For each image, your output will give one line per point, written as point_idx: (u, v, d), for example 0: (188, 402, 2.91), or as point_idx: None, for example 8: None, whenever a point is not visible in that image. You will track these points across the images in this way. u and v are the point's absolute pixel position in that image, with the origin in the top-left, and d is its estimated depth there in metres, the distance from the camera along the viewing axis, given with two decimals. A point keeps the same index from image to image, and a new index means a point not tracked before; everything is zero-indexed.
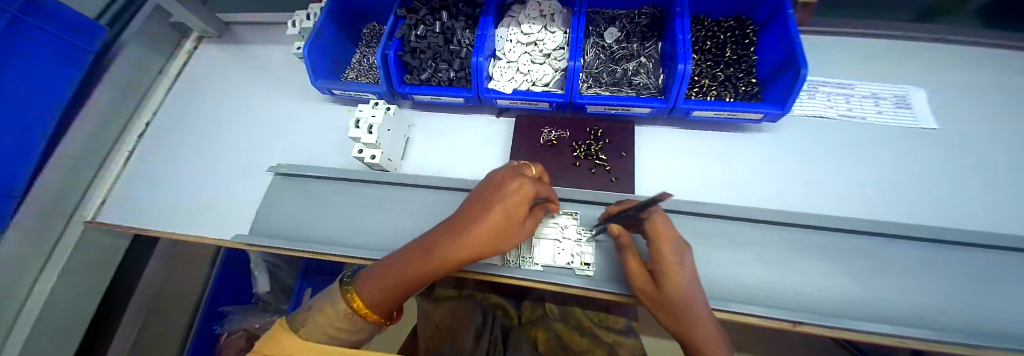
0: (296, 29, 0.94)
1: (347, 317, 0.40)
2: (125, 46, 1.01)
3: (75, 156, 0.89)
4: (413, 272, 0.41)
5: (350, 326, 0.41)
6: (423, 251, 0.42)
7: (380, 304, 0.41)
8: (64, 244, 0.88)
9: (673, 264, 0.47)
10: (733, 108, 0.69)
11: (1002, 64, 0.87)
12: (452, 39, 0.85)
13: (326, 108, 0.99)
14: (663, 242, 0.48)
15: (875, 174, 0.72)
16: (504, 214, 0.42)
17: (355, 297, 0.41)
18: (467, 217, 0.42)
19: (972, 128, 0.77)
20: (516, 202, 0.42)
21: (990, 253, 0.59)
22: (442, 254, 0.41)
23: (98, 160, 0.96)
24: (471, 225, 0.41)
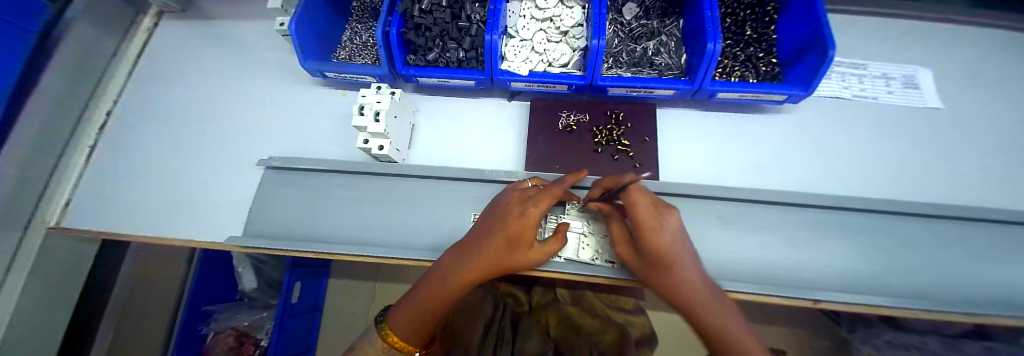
0: (277, 1, 0.83)
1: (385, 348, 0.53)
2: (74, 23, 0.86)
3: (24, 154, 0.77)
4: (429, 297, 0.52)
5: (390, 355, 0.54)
6: (437, 279, 0.53)
7: (405, 330, 0.52)
8: (25, 256, 0.78)
9: (654, 232, 0.43)
10: (758, 89, 0.68)
11: (995, 43, 0.90)
12: (459, 14, 0.78)
13: (318, 93, 0.90)
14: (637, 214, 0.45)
15: (888, 153, 0.74)
16: (495, 242, 0.49)
17: (389, 333, 0.53)
18: (478, 243, 0.51)
19: (972, 107, 0.80)
20: (518, 228, 0.48)
21: (995, 227, 0.62)
22: (449, 281, 0.51)
23: (53, 158, 0.84)
24: (467, 258, 0.51)
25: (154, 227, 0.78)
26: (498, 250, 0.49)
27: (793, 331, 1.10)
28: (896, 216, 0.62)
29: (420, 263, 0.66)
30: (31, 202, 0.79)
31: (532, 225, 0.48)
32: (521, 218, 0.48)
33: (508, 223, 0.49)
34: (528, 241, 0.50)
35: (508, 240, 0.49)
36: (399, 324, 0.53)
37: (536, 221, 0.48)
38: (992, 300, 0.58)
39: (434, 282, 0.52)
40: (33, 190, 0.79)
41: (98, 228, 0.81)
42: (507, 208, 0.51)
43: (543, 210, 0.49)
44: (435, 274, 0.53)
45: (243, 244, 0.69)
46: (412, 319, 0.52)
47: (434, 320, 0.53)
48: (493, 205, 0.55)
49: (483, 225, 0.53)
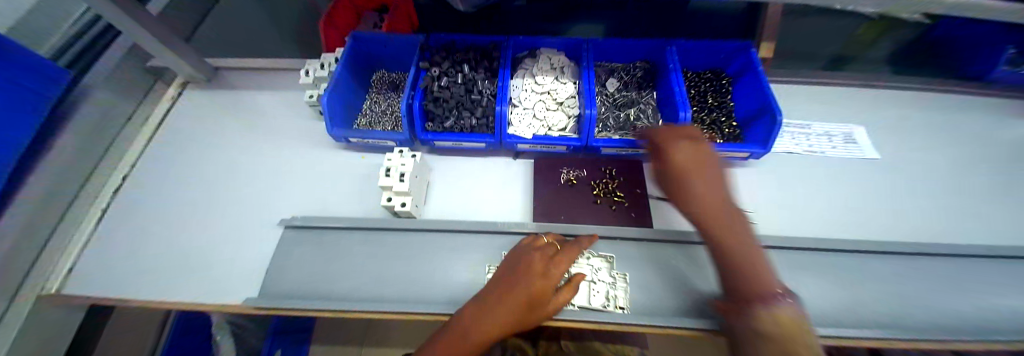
0: (309, 78, 0.95)
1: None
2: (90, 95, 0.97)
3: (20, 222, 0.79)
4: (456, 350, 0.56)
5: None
6: (461, 335, 0.55)
7: None
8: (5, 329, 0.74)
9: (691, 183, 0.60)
10: (726, 149, 0.81)
11: (910, 103, 1.10)
12: (472, 89, 0.92)
13: (338, 155, 0.98)
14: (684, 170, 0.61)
15: (843, 198, 0.86)
16: (524, 299, 0.56)
17: None
18: (501, 298, 0.55)
19: (901, 156, 0.95)
20: (542, 287, 0.57)
21: (949, 259, 0.71)
22: (475, 337, 0.55)
23: (48, 229, 0.84)
24: (496, 314, 0.55)
25: (162, 291, 0.78)
26: (522, 307, 0.56)
27: None
28: (862, 253, 0.71)
29: (433, 317, 0.67)
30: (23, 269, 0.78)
31: (552, 283, 0.58)
32: (547, 279, 0.57)
33: (532, 280, 0.57)
34: (546, 298, 0.57)
35: (530, 299, 0.56)
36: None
37: (556, 282, 0.58)
38: (970, 328, 0.63)
39: (461, 335, 0.55)
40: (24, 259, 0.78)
41: (96, 294, 0.80)
42: (529, 264, 0.59)
43: (562, 271, 0.59)
44: (456, 328, 0.56)
45: (256, 305, 0.69)
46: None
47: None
48: (512, 259, 0.61)
49: (504, 279, 0.58)
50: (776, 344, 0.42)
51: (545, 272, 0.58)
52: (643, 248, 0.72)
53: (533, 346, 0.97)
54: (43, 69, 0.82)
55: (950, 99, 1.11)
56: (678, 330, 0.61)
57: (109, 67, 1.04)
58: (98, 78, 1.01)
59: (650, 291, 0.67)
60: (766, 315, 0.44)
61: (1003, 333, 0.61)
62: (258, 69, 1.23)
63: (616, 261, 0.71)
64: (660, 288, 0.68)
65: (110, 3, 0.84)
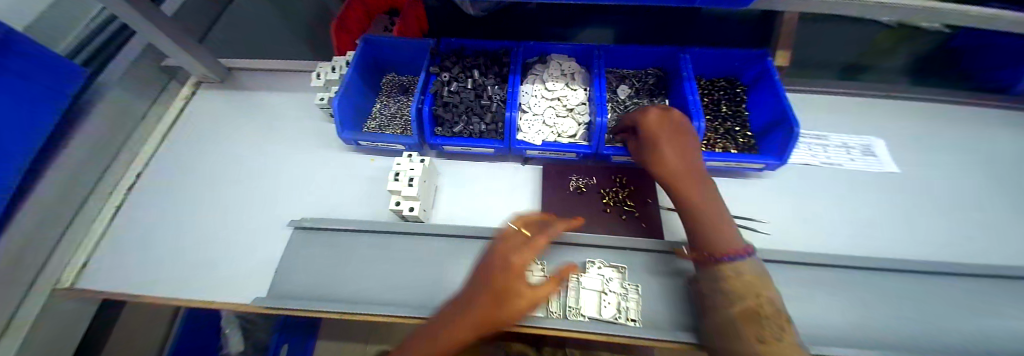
0: (320, 81, 0.96)
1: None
2: (106, 91, 0.98)
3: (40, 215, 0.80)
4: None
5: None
6: (433, 338, 0.49)
7: None
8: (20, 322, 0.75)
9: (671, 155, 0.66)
10: (741, 159, 0.79)
11: (933, 115, 1.06)
12: (481, 94, 0.92)
13: (347, 157, 0.99)
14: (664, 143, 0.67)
15: (862, 212, 0.83)
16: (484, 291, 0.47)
17: None
18: (469, 301, 0.48)
19: (922, 170, 0.92)
20: (506, 277, 0.47)
21: (979, 279, 0.67)
22: (444, 339, 0.48)
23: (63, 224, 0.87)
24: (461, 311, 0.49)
25: (173, 288, 0.79)
26: (483, 305, 0.46)
27: None
28: (883, 271, 0.68)
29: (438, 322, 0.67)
30: (40, 262, 0.80)
31: (515, 272, 0.48)
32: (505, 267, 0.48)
33: (499, 273, 0.49)
34: (514, 292, 0.47)
35: (492, 296, 0.46)
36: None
37: (520, 270, 0.48)
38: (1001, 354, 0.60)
39: (434, 339, 0.49)
40: (42, 253, 0.80)
41: (109, 290, 0.81)
42: (497, 257, 0.51)
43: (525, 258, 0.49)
44: (432, 330, 0.50)
45: (264, 306, 0.70)
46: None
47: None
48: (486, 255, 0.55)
49: (474, 280, 0.51)
50: (747, 298, 0.48)
51: (506, 257, 0.50)
52: (651, 259, 0.72)
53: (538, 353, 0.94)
54: (58, 64, 0.84)
55: (976, 112, 1.07)
56: (684, 344, 0.61)
57: (125, 65, 1.06)
58: (113, 76, 1.02)
59: (662, 303, 0.67)
60: (732, 274, 0.52)
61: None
62: (270, 70, 1.25)
63: (628, 272, 0.70)
64: (671, 301, 0.67)
65: (127, 4, 0.85)
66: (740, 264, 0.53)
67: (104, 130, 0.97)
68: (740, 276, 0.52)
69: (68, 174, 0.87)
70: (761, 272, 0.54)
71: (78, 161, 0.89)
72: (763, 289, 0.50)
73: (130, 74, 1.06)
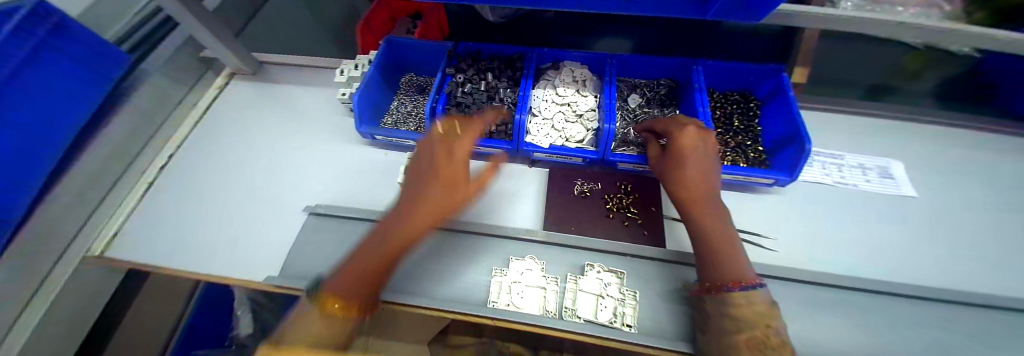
0: (343, 77, 1.02)
1: (318, 320, 0.49)
2: (147, 78, 1.07)
3: (77, 188, 0.89)
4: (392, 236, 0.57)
5: (321, 333, 0.48)
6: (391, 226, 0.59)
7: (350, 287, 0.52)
8: (50, 284, 0.83)
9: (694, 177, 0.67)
10: (749, 173, 0.79)
11: (961, 141, 1.02)
12: (494, 96, 0.95)
13: (362, 150, 1.04)
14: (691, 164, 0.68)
15: (876, 235, 0.81)
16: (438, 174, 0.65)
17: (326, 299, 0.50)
18: (427, 187, 0.64)
19: (943, 196, 0.89)
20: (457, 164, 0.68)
21: (998, 313, 0.64)
22: (406, 221, 0.59)
23: (99, 196, 0.95)
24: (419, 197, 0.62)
25: (194, 263, 0.85)
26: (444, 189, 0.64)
27: None
28: (892, 296, 0.66)
29: (436, 313, 0.69)
30: (73, 230, 0.88)
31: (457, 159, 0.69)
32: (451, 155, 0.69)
33: (447, 165, 0.68)
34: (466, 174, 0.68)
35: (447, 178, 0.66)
36: (337, 287, 0.51)
37: (459, 158, 0.69)
38: None
39: (392, 226, 0.59)
40: (74, 224, 0.88)
41: (136, 260, 0.88)
42: (444, 155, 0.69)
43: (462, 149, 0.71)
44: (385, 225, 0.60)
45: (274, 284, 0.74)
46: (354, 279, 0.52)
47: (379, 274, 0.55)
48: (427, 157, 0.71)
49: (425, 174, 0.67)
50: (751, 329, 0.48)
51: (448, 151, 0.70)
52: (650, 267, 0.73)
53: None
54: (102, 50, 0.92)
55: (1007, 140, 1.02)
56: (678, 353, 0.61)
57: (168, 54, 1.15)
58: (157, 64, 1.11)
59: (659, 311, 0.67)
60: (743, 302, 0.51)
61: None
62: (297, 66, 1.32)
63: (627, 277, 0.71)
64: (668, 310, 0.67)
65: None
66: (753, 294, 0.52)
67: (143, 112, 1.06)
68: (751, 306, 0.51)
69: (104, 152, 0.95)
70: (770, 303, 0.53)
71: (115, 143, 0.98)
72: (771, 319, 0.49)
73: (171, 62, 1.15)
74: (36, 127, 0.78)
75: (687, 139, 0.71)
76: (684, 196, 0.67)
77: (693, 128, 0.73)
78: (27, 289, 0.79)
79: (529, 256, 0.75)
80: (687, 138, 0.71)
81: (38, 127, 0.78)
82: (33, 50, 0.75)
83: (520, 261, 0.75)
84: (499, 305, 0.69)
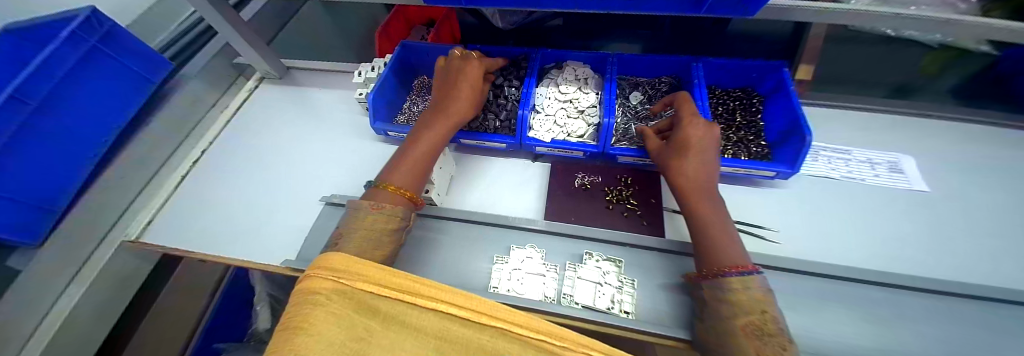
0: (361, 78, 1.10)
1: (374, 206, 0.61)
2: (186, 83, 1.19)
3: (118, 181, 0.99)
4: (432, 138, 0.75)
5: (382, 214, 0.61)
6: (423, 131, 0.76)
7: (405, 172, 0.68)
8: (89, 267, 0.92)
9: (694, 166, 0.69)
10: (749, 165, 0.79)
11: (979, 137, 0.99)
12: (500, 94, 1.02)
13: (376, 146, 1.10)
14: (691, 153, 0.70)
15: (884, 230, 0.79)
16: (459, 89, 0.82)
17: (389, 185, 0.65)
18: (451, 99, 0.81)
19: (960, 193, 0.86)
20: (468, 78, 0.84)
21: (1014, 308, 0.62)
22: (437, 127, 0.77)
23: (138, 187, 1.05)
24: (445, 109, 0.79)
25: (219, 248, 0.92)
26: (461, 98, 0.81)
27: None
28: (898, 291, 0.65)
29: None
30: (115, 217, 0.99)
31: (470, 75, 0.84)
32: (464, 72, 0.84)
33: (462, 83, 0.83)
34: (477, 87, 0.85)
35: (463, 90, 0.82)
36: (393, 180, 0.67)
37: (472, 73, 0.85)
38: None
39: (425, 133, 0.76)
40: (114, 212, 0.98)
41: (167, 245, 0.96)
42: (459, 72, 0.84)
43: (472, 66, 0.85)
44: (419, 132, 0.76)
45: (290, 266, 0.79)
46: (405, 171, 0.68)
47: (426, 165, 0.72)
48: (444, 80, 0.86)
49: (444, 92, 0.83)
50: (750, 314, 0.48)
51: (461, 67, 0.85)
52: (650, 256, 0.74)
53: None
54: (147, 56, 1.04)
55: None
56: (677, 340, 0.62)
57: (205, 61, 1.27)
58: (195, 70, 1.23)
59: (659, 301, 0.68)
60: (740, 287, 0.52)
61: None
62: (319, 70, 1.42)
63: (625, 266, 0.72)
64: (668, 299, 0.68)
65: (217, 13, 1.05)
66: (749, 280, 0.52)
67: (180, 112, 1.17)
68: (747, 291, 0.51)
69: (143, 148, 1.06)
70: (767, 289, 0.52)
71: (152, 139, 1.08)
72: (767, 306, 0.49)
73: (209, 68, 1.26)
74: (76, 122, 0.88)
75: (691, 130, 0.73)
76: (678, 184, 0.69)
77: (696, 118, 0.75)
78: (71, 270, 0.89)
79: (530, 245, 0.78)
80: (690, 129, 0.73)
81: (80, 122, 0.89)
82: (82, 56, 0.87)
83: (521, 250, 0.77)
84: (500, 291, 0.72)
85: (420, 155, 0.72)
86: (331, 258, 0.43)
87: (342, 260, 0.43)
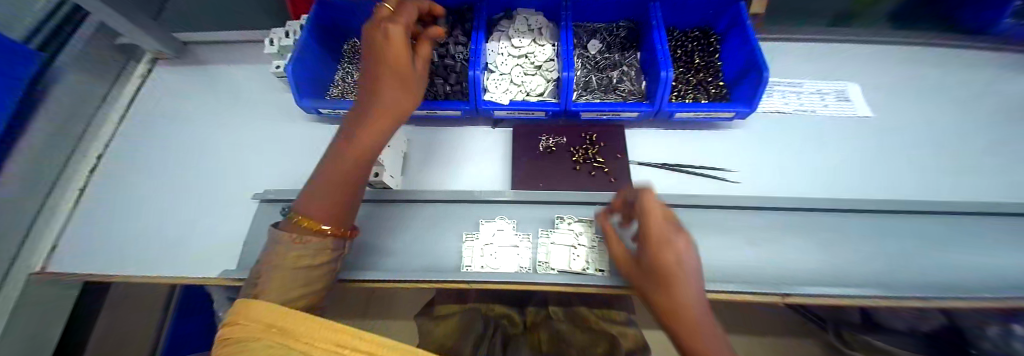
0: (273, 47, 0.91)
1: (297, 239, 0.41)
2: (65, 73, 0.90)
3: (6, 206, 0.76)
4: (350, 160, 0.47)
5: (310, 249, 0.42)
6: (341, 148, 0.48)
7: (321, 214, 0.44)
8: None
9: (661, 254, 0.41)
10: (710, 108, 0.77)
11: (901, 59, 1.09)
12: (445, 54, 0.89)
13: (313, 128, 0.95)
14: (653, 232, 0.43)
15: (827, 157, 0.84)
16: (387, 72, 0.50)
17: (304, 220, 0.43)
18: (376, 90, 0.49)
19: (889, 116, 0.94)
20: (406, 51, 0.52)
21: (926, 216, 0.72)
22: (359, 139, 0.47)
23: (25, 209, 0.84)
24: (369, 109, 0.49)
25: (145, 267, 0.78)
26: (396, 87, 0.50)
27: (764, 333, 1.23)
28: (841, 214, 0.72)
29: (412, 284, 0.67)
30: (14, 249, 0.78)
31: (398, 44, 0.50)
32: (390, 42, 0.50)
33: (388, 60, 0.50)
34: (416, 64, 0.53)
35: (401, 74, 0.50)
36: (310, 207, 0.44)
37: (401, 42, 0.51)
38: (926, 278, 0.66)
39: (344, 148, 0.47)
40: (13, 242, 0.78)
41: (80, 272, 0.80)
42: (382, 43, 0.50)
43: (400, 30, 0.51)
44: (337, 148, 0.48)
45: (237, 277, 0.69)
46: (322, 211, 0.44)
47: (348, 199, 0.48)
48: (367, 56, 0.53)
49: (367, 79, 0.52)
50: None
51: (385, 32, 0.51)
52: None
53: (521, 312, 0.97)
54: None
55: (941, 57, 1.10)
56: None
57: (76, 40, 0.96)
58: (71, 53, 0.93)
59: None
60: None
61: (966, 290, 0.64)
62: (227, 43, 1.17)
63: (595, 225, 0.71)
64: None
65: None
66: None
67: (66, 112, 0.90)
68: None
69: (31, 160, 0.82)
70: None
71: (40, 148, 0.84)
72: None
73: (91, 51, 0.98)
74: None
75: (649, 195, 0.47)
76: (656, 297, 0.41)
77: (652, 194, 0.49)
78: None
79: (499, 216, 0.74)
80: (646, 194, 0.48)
81: None
82: None
83: (491, 222, 0.73)
84: (474, 268, 0.69)
85: (339, 188, 0.46)
86: (247, 302, 0.29)
87: (259, 302, 0.29)
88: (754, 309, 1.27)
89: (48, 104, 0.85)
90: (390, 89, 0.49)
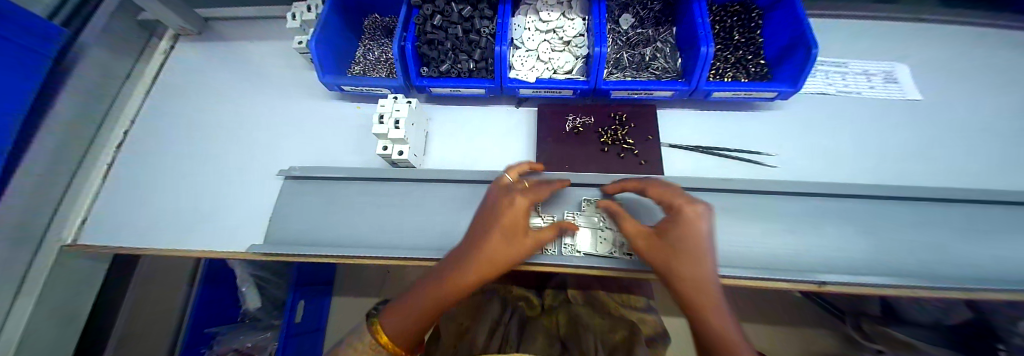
0: (296, 22, 0.89)
1: (372, 348, 0.44)
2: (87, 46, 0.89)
3: (40, 179, 0.78)
4: (432, 294, 0.47)
5: None
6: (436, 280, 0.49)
7: (401, 334, 0.45)
8: (35, 276, 0.78)
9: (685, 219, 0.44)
10: (750, 87, 0.73)
11: (960, 39, 1.00)
12: (470, 28, 0.87)
13: (334, 106, 0.94)
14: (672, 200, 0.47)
15: (874, 142, 0.79)
16: (501, 233, 0.50)
17: (378, 329, 0.45)
18: (479, 244, 0.49)
19: (943, 100, 0.87)
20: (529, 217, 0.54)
21: (985, 206, 0.66)
22: (452, 281, 0.48)
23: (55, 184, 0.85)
24: (468, 263, 0.48)
25: (177, 241, 0.79)
26: (498, 244, 0.49)
27: (784, 325, 1.20)
28: (890, 201, 0.67)
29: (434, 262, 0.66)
30: (44, 221, 0.80)
31: (523, 217, 0.51)
32: (517, 206, 0.51)
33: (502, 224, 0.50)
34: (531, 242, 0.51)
35: (512, 228, 0.50)
36: (391, 323, 0.45)
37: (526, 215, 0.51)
38: (983, 272, 0.62)
39: (440, 277, 0.49)
40: (45, 214, 0.79)
41: (114, 245, 0.82)
42: (505, 204, 0.52)
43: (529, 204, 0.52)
44: (433, 278, 0.50)
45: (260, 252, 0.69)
46: (402, 323, 0.45)
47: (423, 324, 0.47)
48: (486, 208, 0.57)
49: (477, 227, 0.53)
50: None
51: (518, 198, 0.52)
52: None
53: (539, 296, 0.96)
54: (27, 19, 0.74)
55: (1003, 35, 1.01)
56: None
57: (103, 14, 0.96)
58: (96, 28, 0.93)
59: None
60: None
61: (1020, 284, 0.60)
62: (248, 19, 1.16)
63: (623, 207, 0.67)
64: None
65: None
66: None
67: (93, 89, 0.91)
68: None
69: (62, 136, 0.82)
70: None
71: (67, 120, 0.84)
72: None
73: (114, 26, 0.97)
74: None
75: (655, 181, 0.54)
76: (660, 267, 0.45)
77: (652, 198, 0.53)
78: (14, 282, 0.75)
79: None
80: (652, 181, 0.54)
81: None
82: None
83: None
84: None
85: (422, 313, 0.46)
86: None
87: None
88: (768, 295, 1.24)
89: (72, 79, 0.85)
90: (494, 246, 0.48)
